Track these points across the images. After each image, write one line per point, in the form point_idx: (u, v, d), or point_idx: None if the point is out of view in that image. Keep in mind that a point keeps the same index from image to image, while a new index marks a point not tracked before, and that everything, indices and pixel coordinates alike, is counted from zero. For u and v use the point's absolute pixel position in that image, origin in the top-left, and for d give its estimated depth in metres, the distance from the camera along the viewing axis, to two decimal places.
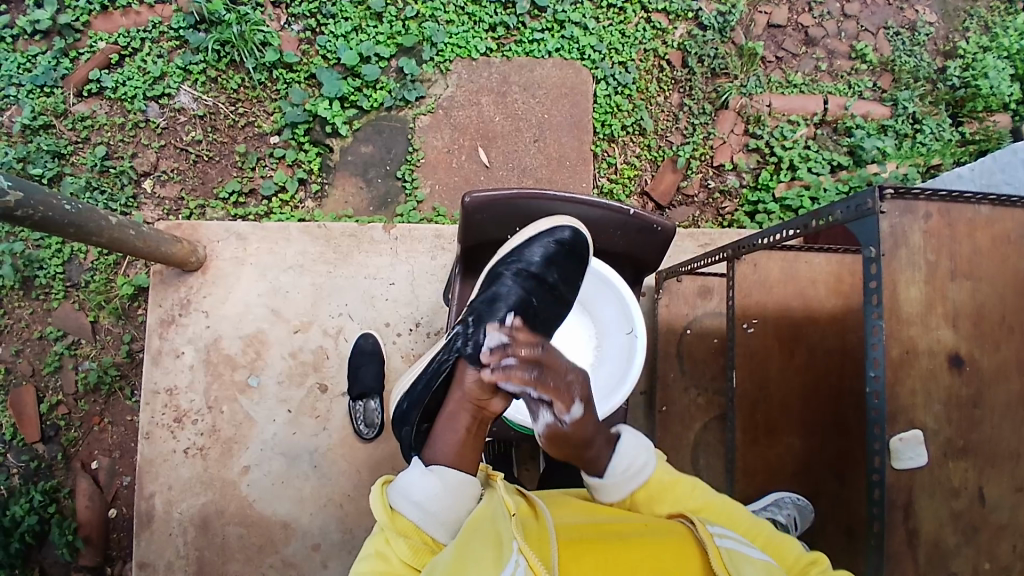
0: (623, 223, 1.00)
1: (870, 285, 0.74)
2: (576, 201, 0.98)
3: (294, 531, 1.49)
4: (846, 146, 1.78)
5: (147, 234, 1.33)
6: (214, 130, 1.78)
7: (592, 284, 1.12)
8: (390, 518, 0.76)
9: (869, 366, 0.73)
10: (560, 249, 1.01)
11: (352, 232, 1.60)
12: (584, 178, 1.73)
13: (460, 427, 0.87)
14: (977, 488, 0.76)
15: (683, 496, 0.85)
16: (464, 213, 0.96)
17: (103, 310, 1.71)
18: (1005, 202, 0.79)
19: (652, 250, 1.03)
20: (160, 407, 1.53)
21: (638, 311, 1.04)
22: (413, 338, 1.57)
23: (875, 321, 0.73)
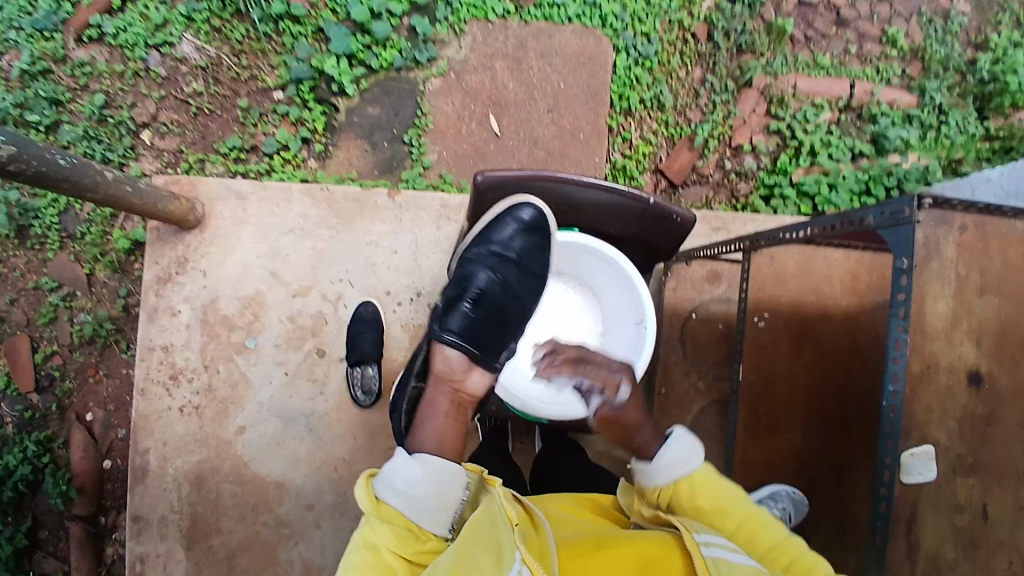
0: (640, 212, 0.96)
1: (898, 297, 0.69)
2: (590, 183, 0.95)
3: (287, 491, 1.51)
4: (869, 133, 1.72)
5: (143, 190, 1.29)
6: (217, 82, 1.72)
7: (603, 271, 1.09)
8: (375, 507, 0.75)
9: (888, 381, 0.70)
10: (523, 229, 1.02)
11: (356, 197, 1.56)
12: (597, 152, 1.68)
13: (440, 412, 0.90)
14: (981, 505, 0.75)
15: (724, 495, 0.82)
16: (476, 191, 0.97)
17: (99, 263, 1.69)
18: None
19: (669, 240, 1.00)
20: (156, 364, 1.52)
21: (650, 302, 1.00)
22: (414, 308, 1.55)
23: (900, 335, 0.69)
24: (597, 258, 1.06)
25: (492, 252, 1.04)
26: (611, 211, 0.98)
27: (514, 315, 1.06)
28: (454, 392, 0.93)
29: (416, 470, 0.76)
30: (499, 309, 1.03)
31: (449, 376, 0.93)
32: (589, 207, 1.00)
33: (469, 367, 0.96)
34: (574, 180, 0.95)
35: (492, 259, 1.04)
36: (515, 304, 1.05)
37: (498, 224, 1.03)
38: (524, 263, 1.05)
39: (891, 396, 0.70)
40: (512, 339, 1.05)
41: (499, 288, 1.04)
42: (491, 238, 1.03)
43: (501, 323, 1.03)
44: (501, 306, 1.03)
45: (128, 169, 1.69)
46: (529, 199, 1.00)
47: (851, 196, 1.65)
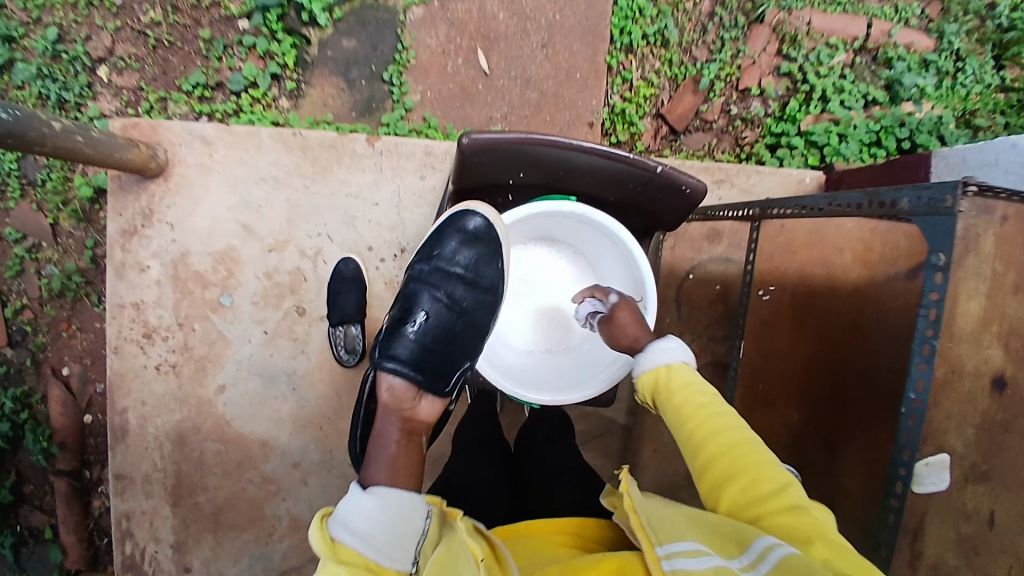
0: (643, 181, 0.87)
1: (930, 297, 0.67)
2: (588, 149, 0.85)
3: (272, 449, 1.48)
4: (884, 78, 1.59)
5: (96, 139, 1.16)
6: (175, 10, 1.54)
7: (605, 244, 1.03)
8: (330, 549, 0.65)
9: (910, 389, 0.69)
10: (471, 240, 1.00)
11: (331, 143, 1.45)
12: (594, 94, 1.55)
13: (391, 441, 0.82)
14: (988, 512, 0.81)
15: (695, 393, 0.81)
16: (460, 158, 0.86)
17: (62, 213, 1.59)
18: None
19: (674, 211, 0.92)
20: (128, 321, 1.45)
21: (649, 275, 0.95)
22: (398, 265, 1.47)
23: (928, 340, 0.67)
24: (598, 232, 1.00)
25: (437, 268, 1.02)
26: (611, 179, 0.89)
27: (466, 334, 0.99)
28: (404, 420, 0.86)
29: (371, 505, 0.69)
30: (446, 327, 0.98)
31: (394, 403, 0.88)
32: (585, 173, 0.90)
33: (419, 393, 0.90)
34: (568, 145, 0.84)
35: (437, 275, 1.02)
36: (466, 322, 1.00)
37: (442, 240, 1.03)
38: (471, 276, 1.01)
39: (913, 404, 0.70)
40: (465, 360, 0.98)
41: (444, 305, 1.00)
42: (434, 254, 1.02)
43: (448, 344, 0.97)
44: (445, 323, 0.99)
45: (86, 110, 1.55)
46: (470, 208, 1.00)
47: (861, 147, 1.55)
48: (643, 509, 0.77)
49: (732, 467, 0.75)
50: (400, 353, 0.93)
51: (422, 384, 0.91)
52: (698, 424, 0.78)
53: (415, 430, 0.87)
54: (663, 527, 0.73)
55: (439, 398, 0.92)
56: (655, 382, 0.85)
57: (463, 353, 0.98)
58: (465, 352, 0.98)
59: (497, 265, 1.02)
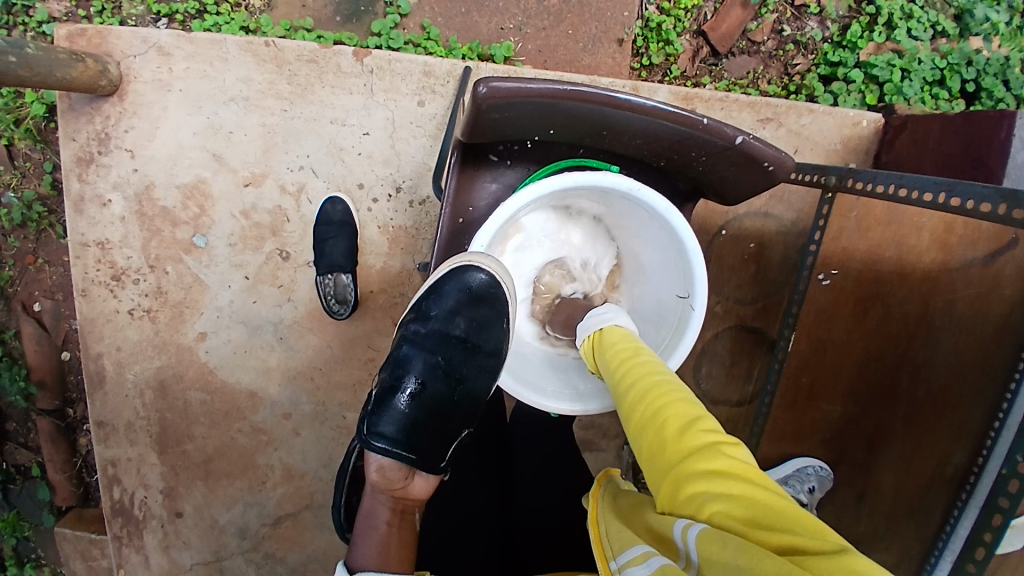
0: (711, 151, 0.73)
1: None
2: (652, 111, 0.69)
3: (261, 400, 1.39)
4: (954, 7, 1.31)
5: (30, 56, 0.98)
6: None
7: (647, 223, 0.88)
8: None
9: None
10: (469, 297, 0.87)
11: (312, 57, 1.22)
12: (627, 4, 1.29)
13: (380, 520, 0.81)
14: None
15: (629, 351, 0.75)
16: (477, 110, 0.70)
17: (15, 133, 1.39)
18: None
19: (738, 187, 0.79)
20: (93, 262, 1.30)
21: (702, 274, 0.81)
22: (392, 207, 1.29)
23: None
24: (646, 214, 0.85)
25: (433, 332, 0.89)
26: (670, 146, 0.75)
27: (465, 404, 0.90)
28: (397, 499, 0.84)
29: None
30: (442, 399, 0.89)
31: (384, 484, 0.84)
32: (636, 134, 0.74)
33: (410, 474, 0.85)
34: (627, 104, 0.69)
35: (433, 339, 0.89)
36: (466, 391, 0.89)
37: (441, 295, 0.88)
38: (471, 341, 0.89)
39: (1019, 467, 0.72)
40: (463, 430, 0.90)
41: (441, 375, 0.89)
42: (431, 313, 0.89)
43: (444, 417, 0.88)
44: (445, 389, 0.89)
45: (34, 12, 1.30)
46: (477, 263, 0.84)
47: (923, 86, 1.29)
48: (605, 522, 0.67)
49: (652, 412, 0.64)
50: (388, 430, 0.85)
51: (415, 467, 0.85)
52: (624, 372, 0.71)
53: (409, 508, 0.85)
54: (622, 538, 0.62)
55: (433, 476, 0.87)
56: (594, 347, 0.80)
57: (460, 424, 0.89)
58: (463, 425, 0.89)
59: (502, 324, 0.90)
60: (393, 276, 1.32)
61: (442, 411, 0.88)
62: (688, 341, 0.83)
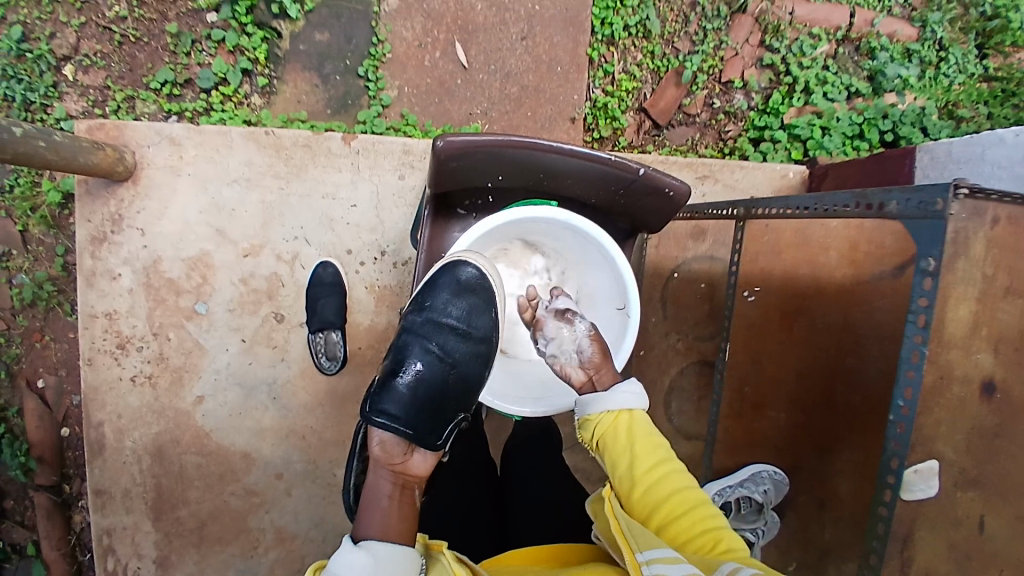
0: (628, 183, 0.85)
1: (919, 303, 0.57)
2: (572, 153, 0.82)
3: (254, 461, 1.44)
4: (867, 69, 1.54)
5: (58, 142, 1.11)
6: (140, 4, 1.48)
7: (585, 250, 0.98)
8: None
9: (898, 396, 0.60)
10: (461, 286, 0.92)
11: (306, 142, 1.39)
12: (576, 88, 1.50)
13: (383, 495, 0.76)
14: (978, 517, 0.67)
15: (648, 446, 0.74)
16: (434, 161, 0.82)
17: (31, 219, 1.54)
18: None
19: (658, 215, 0.90)
20: (100, 332, 1.40)
21: (632, 283, 0.92)
22: (378, 268, 1.42)
23: (917, 347, 0.57)
24: (581, 240, 0.96)
25: (429, 318, 0.92)
26: (596, 182, 0.87)
27: (461, 389, 0.90)
28: (396, 475, 0.79)
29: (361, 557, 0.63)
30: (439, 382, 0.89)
31: (386, 458, 0.80)
32: (568, 176, 0.87)
33: (410, 447, 0.82)
34: (554, 149, 0.82)
35: (429, 326, 0.91)
36: (461, 376, 0.90)
37: (434, 287, 0.93)
38: (464, 327, 0.92)
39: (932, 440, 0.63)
40: (459, 415, 0.89)
41: (437, 358, 0.90)
42: (426, 302, 0.92)
43: (441, 399, 0.88)
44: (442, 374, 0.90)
45: (52, 111, 1.48)
46: (464, 256, 0.91)
47: (845, 140, 1.49)
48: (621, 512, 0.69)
49: (696, 527, 0.69)
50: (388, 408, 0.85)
51: (414, 440, 0.82)
52: (646, 473, 0.73)
53: (409, 484, 0.80)
54: (644, 536, 0.65)
55: (432, 454, 0.84)
56: (613, 428, 0.76)
57: (455, 409, 0.89)
58: (460, 409, 0.89)
59: (491, 314, 0.94)
60: (380, 332, 1.44)
61: (439, 393, 0.88)
62: (628, 346, 0.94)
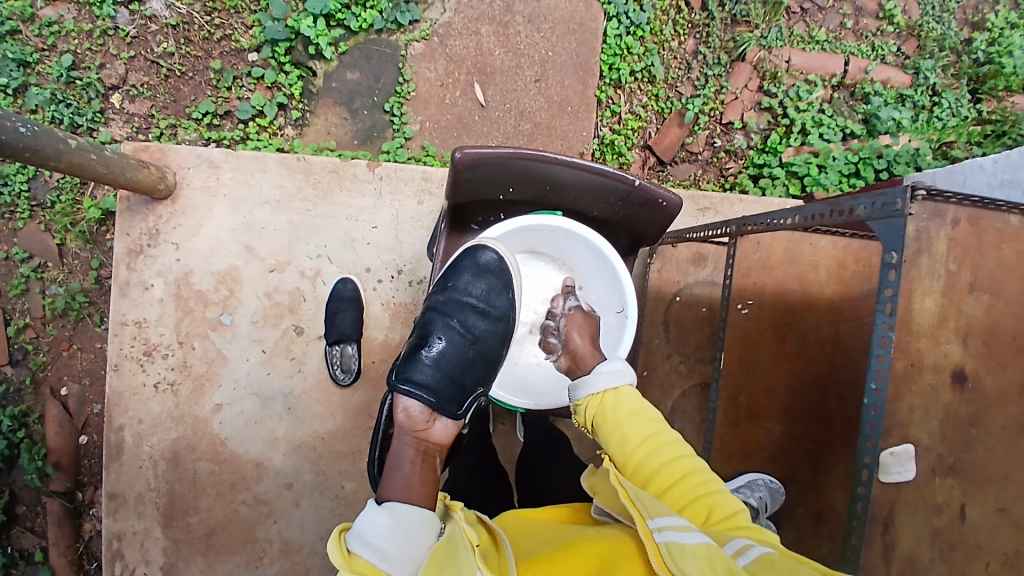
0: (624, 196, 0.94)
1: (885, 293, 0.64)
2: (575, 166, 0.91)
3: (265, 470, 1.49)
4: (861, 113, 1.67)
5: (108, 157, 1.22)
6: (188, 42, 1.62)
7: (589, 260, 1.06)
8: (346, 561, 0.61)
9: (870, 378, 0.65)
10: (484, 270, 1.01)
11: (333, 168, 1.50)
12: (585, 126, 1.63)
13: (407, 459, 0.82)
14: (960, 505, 0.68)
15: (643, 422, 0.78)
16: (452, 171, 0.90)
17: (69, 233, 1.63)
18: (983, 203, 0.67)
19: (654, 226, 0.98)
20: (129, 339, 1.48)
21: (632, 291, 0.99)
22: (394, 286, 1.51)
23: (885, 332, 0.64)
24: (586, 250, 1.04)
25: (451, 297, 1.00)
26: (598, 193, 0.95)
27: (479, 361, 1.00)
28: (419, 441, 0.86)
29: (383, 518, 0.65)
30: (460, 355, 0.98)
31: (409, 425, 0.88)
32: (572, 187, 0.95)
33: (433, 416, 0.90)
34: (560, 161, 0.90)
35: (451, 304, 1.00)
36: (479, 351, 1.01)
37: (457, 271, 1.01)
38: (483, 306, 1.02)
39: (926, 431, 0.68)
40: (477, 387, 0.99)
41: (458, 334, 0.99)
42: (449, 283, 1.00)
43: (461, 371, 0.97)
44: (462, 348, 0.99)
45: (98, 134, 1.61)
46: (488, 242, 1.01)
47: (840, 177, 1.61)
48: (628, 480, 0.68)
49: (688, 494, 0.72)
50: (416, 377, 0.94)
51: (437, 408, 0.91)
52: (643, 448, 0.76)
53: (430, 451, 0.86)
54: (652, 503, 0.65)
55: (452, 422, 0.92)
56: (603, 407, 0.81)
57: (474, 380, 0.99)
58: (479, 381, 0.99)
59: (509, 294, 1.03)
60: (393, 348, 1.51)
61: (461, 365, 0.98)
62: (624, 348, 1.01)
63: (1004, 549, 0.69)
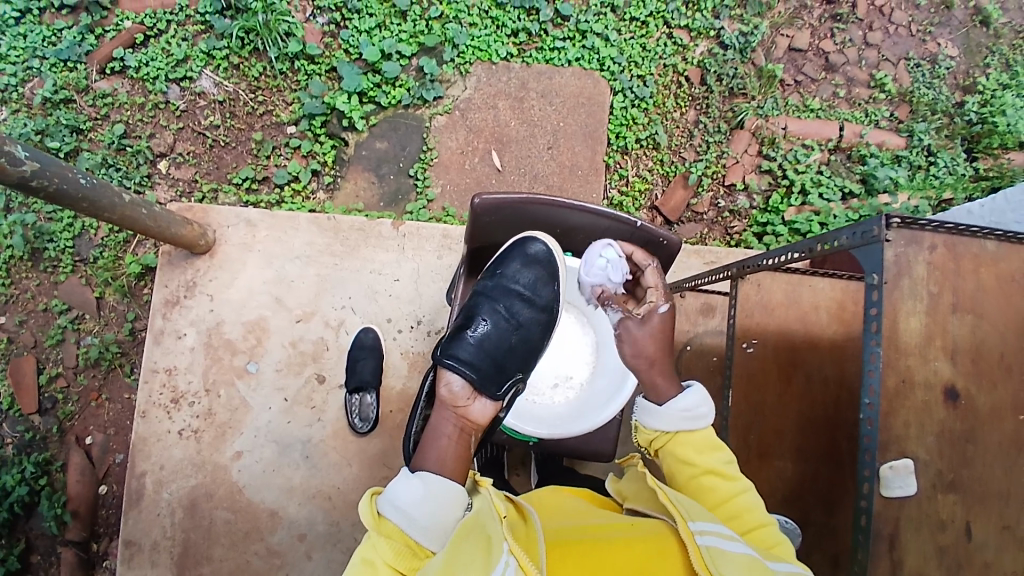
0: (629, 235, 1.01)
1: (870, 312, 0.73)
2: (584, 209, 1.00)
3: (280, 520, 1.49)
4: (859, 173, 1.77)
5: (158, 213, 1.34)
6: (232, 116, 1.80)
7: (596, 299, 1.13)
8: (376, 522, 0.73)
9: (863, 393, 0.74)
10: (531, 260, 1.04)
11: (360, 226, 1.62)
12: (594, 188, 1.74)
13: (444, 434, 0.87)
14: (964, 523, 0.75)
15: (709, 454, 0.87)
16: (471, 215, 1.00)
17: (108, 287, 1.73)
18: (957, 229, 0.75)
19: (657, 264, 1.05)
20: (158, 386, 1.54)
21: None
22: (413, 336, 1.58)
23: (873, 348, 0.73)
24: None
25: (500, 283, 1.04)
26: (604, 234, 1.03)
27: (522, 347, 1.03)
28: (458, 417, 0.89)
29: (415, 489, 0.74)
30: (504, 340, 1.01)
31: (451, 400, 0.91)
32: (580, 229, 1.04)
33: (475, 395, 0.92)
34: (568, 205, 0.99)
35: (499, 289, 1.04)
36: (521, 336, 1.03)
37: (507, 259, 1.05)
38: (529, 294, 1.05)
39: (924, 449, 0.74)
40: (517, 372, 1.01)
41: (502, 318, 1.03)
42: (498, 269, 1.04)
43: (502, 354, 1.00)
44: (506, 331, 1.02)
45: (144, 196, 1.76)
46: (535, 234, 1.04)
47: None
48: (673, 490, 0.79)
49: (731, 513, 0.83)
50: (460, 354, 0.96)
51: (477, 386, 0.93)
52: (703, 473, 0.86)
53: (467, 429, 0.89)
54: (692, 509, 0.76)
55: (492, 402, 0.93)
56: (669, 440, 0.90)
57: (515, 366, 1.01)
58: (519, 365, 1.01)
59: (556, 285, 1.06)
60: (411, 396, 1.55)
61: (503, 349, 1.00)
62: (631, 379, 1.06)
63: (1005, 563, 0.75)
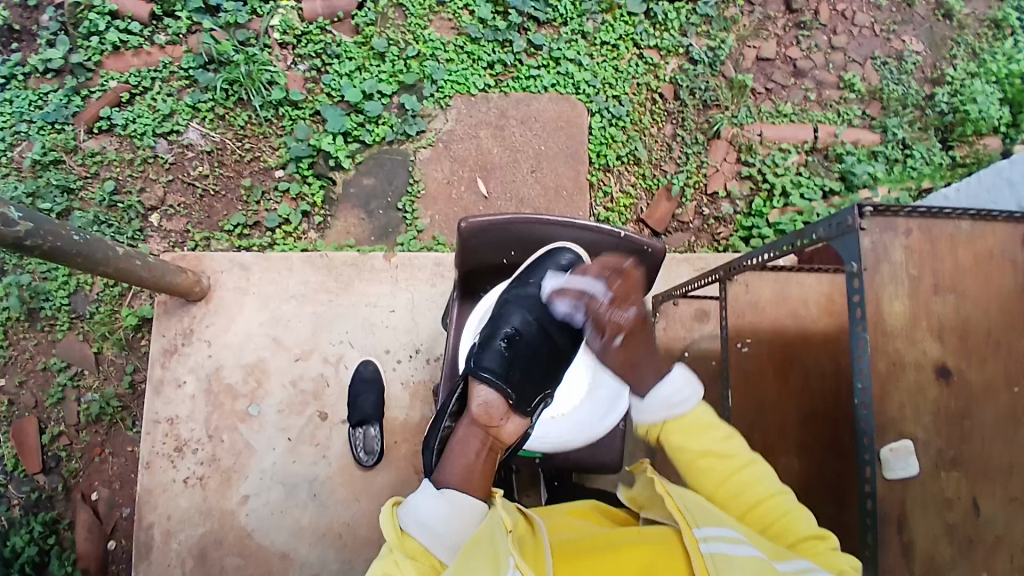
0: (614, 247, 1.04)
1: (854, 299, 0.75)
2: (569, 224, 1.03)
3: (291, 562, 1.47)
4: (837, 171, 1.81)
5: (152, 263, 1.36)
6: (221, 164, 1.84)
7: None
8: (399, 539, 0.77)
9: (856, 377, 0.75)
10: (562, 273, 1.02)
11: (353, 261, 1.64)
12: (581, 207, 1.77)
13: (471, 450, 0.88)
14: (971, 499, 0.76)
15: (712, 437, 0.88)
16: (460, 238, 1.03)
17: (107, 341, 1.73)
18: (930, 213, 0.77)
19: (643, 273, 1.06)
20: (160, 437, 1.54)
21: None
22: (413, 365, 1.58)
23: (860, 334, 0.74)
24: None
25: (530, 293, 1.03)
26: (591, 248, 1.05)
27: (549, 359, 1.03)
28: (487, 434, 0.90)
29: (437, 507, 0.77)
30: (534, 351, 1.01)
31: (484, 418, 0.91)
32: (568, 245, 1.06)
33: (508, 413, 0.92)
34: (553, 220, 1.03)
35: (529, 300, 1.03)
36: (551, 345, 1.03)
37: (539, 269, 1.04)
38: None
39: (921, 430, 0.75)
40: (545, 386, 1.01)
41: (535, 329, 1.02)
42: (530, 280, 1.03)
43: (531, 367, 1.00)
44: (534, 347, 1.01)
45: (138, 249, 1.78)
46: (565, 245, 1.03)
47: None
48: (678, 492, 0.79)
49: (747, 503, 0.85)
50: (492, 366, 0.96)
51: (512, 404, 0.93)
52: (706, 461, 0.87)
53: (496, 448, 0.91)
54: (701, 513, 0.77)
55: (522, 419, 0.94)
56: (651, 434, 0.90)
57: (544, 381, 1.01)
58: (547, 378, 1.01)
59: None
60: (415, 426, 1.55)
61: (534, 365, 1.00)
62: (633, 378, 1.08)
63: (1015, 535, 0.76)
